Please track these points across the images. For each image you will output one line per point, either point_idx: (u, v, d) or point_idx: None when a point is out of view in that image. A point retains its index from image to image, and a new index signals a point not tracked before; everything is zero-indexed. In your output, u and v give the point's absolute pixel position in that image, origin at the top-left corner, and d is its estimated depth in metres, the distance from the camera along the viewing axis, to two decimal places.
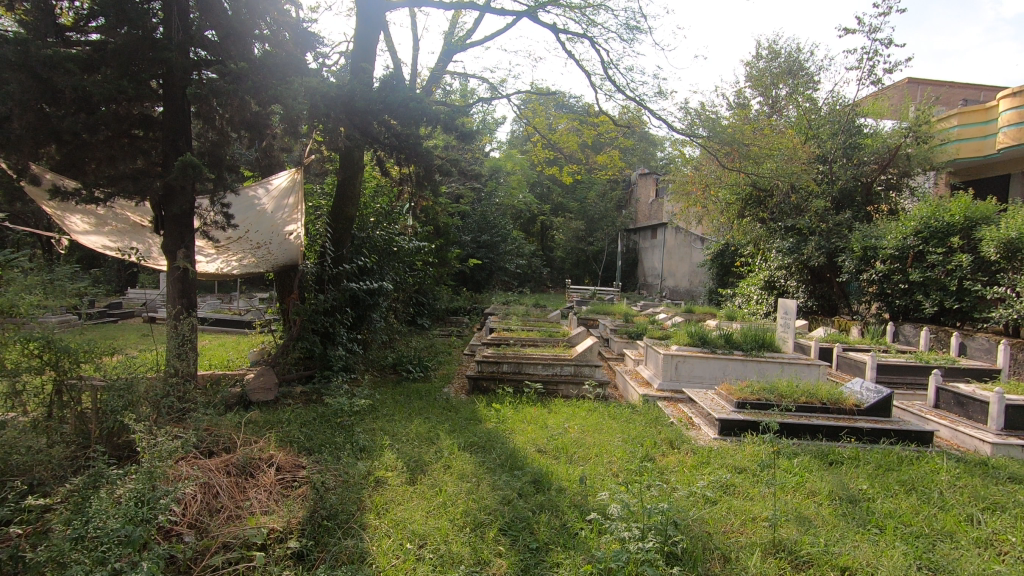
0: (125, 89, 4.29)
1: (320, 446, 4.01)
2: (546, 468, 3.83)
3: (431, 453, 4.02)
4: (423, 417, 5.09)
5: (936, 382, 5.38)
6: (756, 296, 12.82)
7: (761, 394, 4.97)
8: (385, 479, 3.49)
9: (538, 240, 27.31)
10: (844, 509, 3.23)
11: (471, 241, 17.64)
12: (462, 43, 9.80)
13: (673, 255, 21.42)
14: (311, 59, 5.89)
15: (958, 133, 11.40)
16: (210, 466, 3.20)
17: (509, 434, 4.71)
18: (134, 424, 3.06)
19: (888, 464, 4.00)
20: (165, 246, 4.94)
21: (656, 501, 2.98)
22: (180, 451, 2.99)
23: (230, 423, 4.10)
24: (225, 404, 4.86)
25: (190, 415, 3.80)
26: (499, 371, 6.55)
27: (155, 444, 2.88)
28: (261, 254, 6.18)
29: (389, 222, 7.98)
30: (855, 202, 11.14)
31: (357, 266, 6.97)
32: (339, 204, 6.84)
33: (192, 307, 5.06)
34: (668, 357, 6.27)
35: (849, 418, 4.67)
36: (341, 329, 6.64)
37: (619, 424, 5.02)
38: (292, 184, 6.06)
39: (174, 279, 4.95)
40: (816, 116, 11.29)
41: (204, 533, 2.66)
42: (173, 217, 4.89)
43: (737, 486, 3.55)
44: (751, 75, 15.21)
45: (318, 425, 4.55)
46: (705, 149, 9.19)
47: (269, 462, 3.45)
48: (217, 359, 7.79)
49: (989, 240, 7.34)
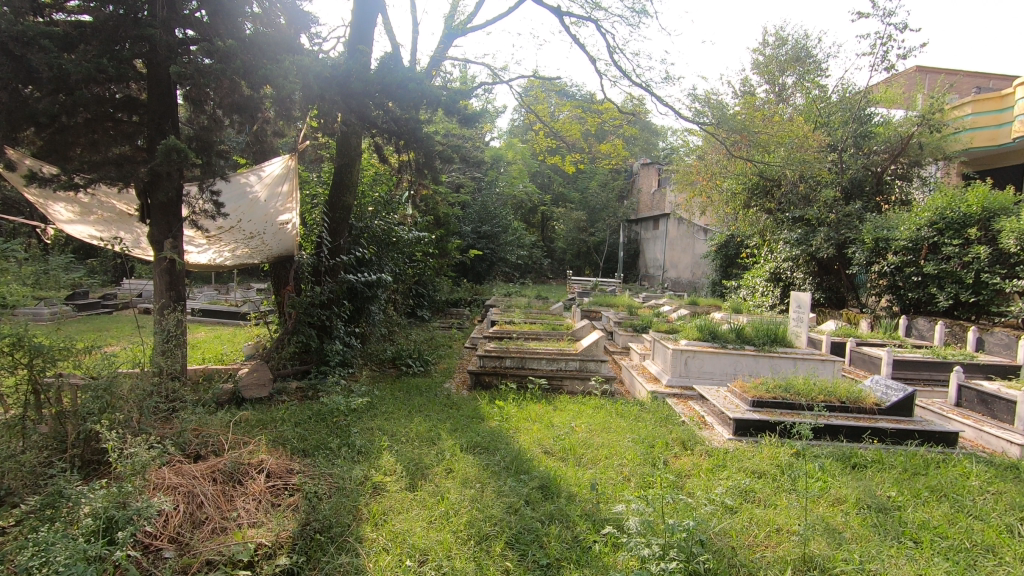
0: (106, 68, 3.99)
1: (315, 449, 3.82)
2: (553, 473, 3.60)
3: (432, 455, 3.82)
4: (423, 416, 4.87)
5: (958, 380, 5.17)
6: (761, 287, 12.62)
7: (777, 393, 4.74)
8: (384, 485, 3.27)
9: (539, 231, 27.11)
10: (873, 518, 3.04)
11: (471, 232, 17.33)
12: (463, 27, 9.48)
13: (676, 246, 21.18)
14: (307, 42, 5.68)
15: (972, 121, 11.11)
16: (195, 473, 2.97)
17: (513, 433, 4.51)
18: (106, 432, 2.83)
19: (914, 469, 3.80)
20: (152, 236, 4.66)
21: (686, 516, 2.75)
22: (159, 458, 2.79)
23: (218, 423, 3.89)
24: (216, 402, 4.65)
25: (178, 415, 3.64)
26: (502, 365, 6.32)
27: (131, 455, 2.65)
28: (254, 244, 5.88)
29: (389, 211, 7.72)
30: (864, 192, 10.84)
31: (355, 257, 6.74)
32: (335, 192, 6.52)
33: (181, 299, 4.77)
34: (677, 352, 6.02)
35: (869, 418, 4.44)
36: (338, 322, 6.40)
37: (627, 424, 4.80)
38: (286, 172, 5.78)
39: (161, 271, 4.66)
40: (826, 103, 11.03)
41: (186, 548, 2.46)
42: (159, 206, 4.60)
43: (758, 493, 3.37)
44: (758, 62, 14.89)
45: (312, 426, 4.32)
46: (714, 137, 8.98)
47: (258, 468, 3.19)
48: (211, 353, 7.57)
49: (1010, 231, 7.09)
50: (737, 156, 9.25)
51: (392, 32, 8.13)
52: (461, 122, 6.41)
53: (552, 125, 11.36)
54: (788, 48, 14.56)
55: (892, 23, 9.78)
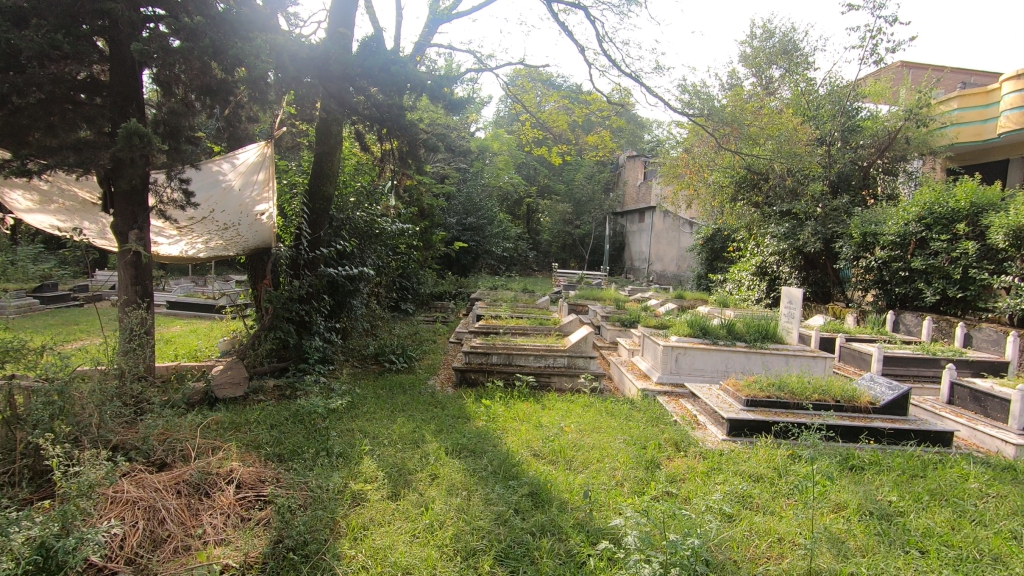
0: (60, 44, 3.67)
1: (291, 453, 3.61)
2: (544, 478, 3.43)
3: (416, 460, 3.63)
4: (406, 416, 4.67)
5: (951, 378, 5.11)
6: (747, 281, 12.59)
7: (771, 391, 4.62)
8: (364, 495, 3.08)
9: (524, 223, 26.89)
10: (875, 525, 2.92)
11: (456, 224, 17.07)
12: (448, 12, 9.19)
13: (661, 239, 21.12)
14: (283, 22, 5.38)
15: (958, 117, 11.15)
16: (157, 485, 2.75)
17: (501, 434, 4.33)
18: (50, 447, 2.58)
19: (912, 471, 3.70)
20: (115, 227, 4.33)
21: (693, 531, 2.59)
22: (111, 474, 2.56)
23: (187, 426, 3.64)
24: (185, 403, 4.39)
25: (142, 420, 3.42)
26: (489, 363, 6.15)
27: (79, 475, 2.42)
28: (229, 236, 5.53)
29: (372, 202, 7.46)
30: (851, 186, 10.80)
31: (336, 249, 6.47)
32: (315, 181, 6.23)
33: (148, 294, 4.46)
34: (668, 348, 5.89)
35: (864, 417, 4.34)
36: (317, 317, 6.15)
37: (617, 423, 4.65)
38: (262, 159, 5.54)
39: (126, 264, 4.34)
40: (813, 96, 10.97)
41: (144, 571, 2.25)
42: (123, 194, 4.27)
43: (756, 498, 3.25)
44: (746, 55, 14.78)
45: (289, 428, 4.09)
46: (703, 129, 8.86)
47: (227, 478, 2.96)
48: (184, 349, 7.24)
49: (999, 227, 7.06)
50: (727, 148, 9.13)
51: (376, 16, 7.82)
52: (447, 109, 6.16)
53: (539, 115, 11.12)
54: (776, 41, 14.47)
55: (882, 16, 9.70)
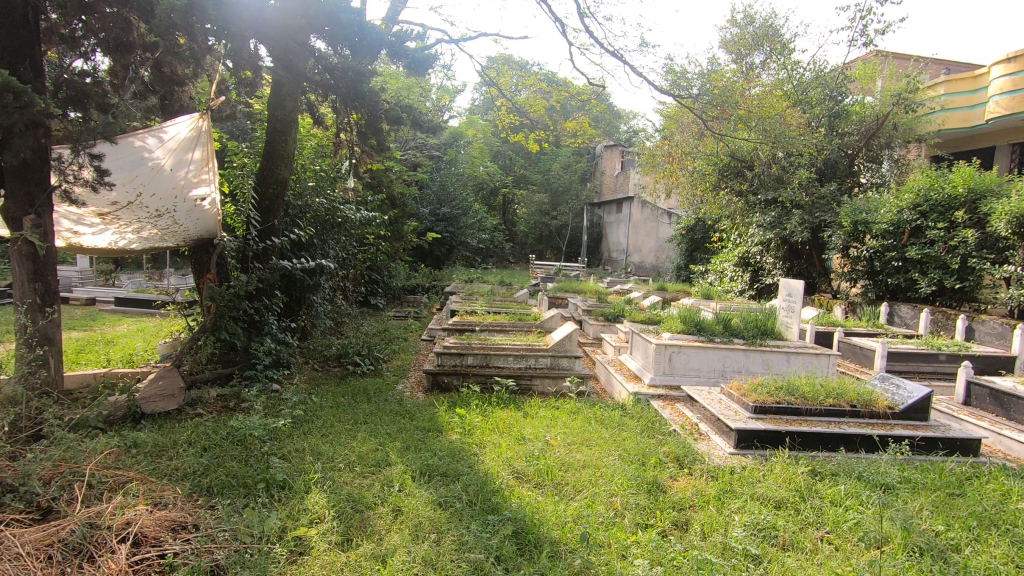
0: None
1: (223, 486, 2.97)
2: (529, 511, 2.85)
3: (376, 490, 3.00)
4: (368, 430, 4.05)
5: (967, 376, 4.73)
6: (730, 272, 12.24)
7: (780, 396, 4.11)
8: (309, 541, 2.48)
9: (500, 214, 26.23)
10: (928, 567, 2.43)
11: (429, 214, 16.36)
12: None
13: (639, 230, 20.76)
14: None
15: (946, 102, 10.94)
16: (19, 550, 2.09)
17: (477, 450, 3.75)
18: None
19: (951, 489, 3.23)
20: (5, 211, 3.54)
21: None
22: None
23: (92, 453, 2.97)
24: (103, 422, 3.71)
25: (26, 454, 2.74)
26: (463, 365, 5.53)
27: None
28: (164, 224, 4.72)
29: (333, 187, 6.75)
30: (837, 174, 10.47)
31: (291, 239, 5.75)
32: (267, 163, 5.44)
33: (52, 293, 3.70)
34: (661, 348, 5.35)
35: (884, 425, 3.89)
36: (269, 316, 5.42)
37: (609, 434, 4.10)
38: (196, 135, 4.80)
39: (21, 257, 3.57)
40: (801, 79, 10.56)
41: None
42: (13, 170, 3.48)
43: (782, 530, 2.73)
44: (728, 39, 14.32)
45: (224, 451, 3.43)
46: (690, 112, 8.36)
47: (121, 535, 2.29)
48: (120, 353, 6.45)
49: (1001, 214, 6.73)
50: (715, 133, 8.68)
51: None
52: (412, 71, 5.44)
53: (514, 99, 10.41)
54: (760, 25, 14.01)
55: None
